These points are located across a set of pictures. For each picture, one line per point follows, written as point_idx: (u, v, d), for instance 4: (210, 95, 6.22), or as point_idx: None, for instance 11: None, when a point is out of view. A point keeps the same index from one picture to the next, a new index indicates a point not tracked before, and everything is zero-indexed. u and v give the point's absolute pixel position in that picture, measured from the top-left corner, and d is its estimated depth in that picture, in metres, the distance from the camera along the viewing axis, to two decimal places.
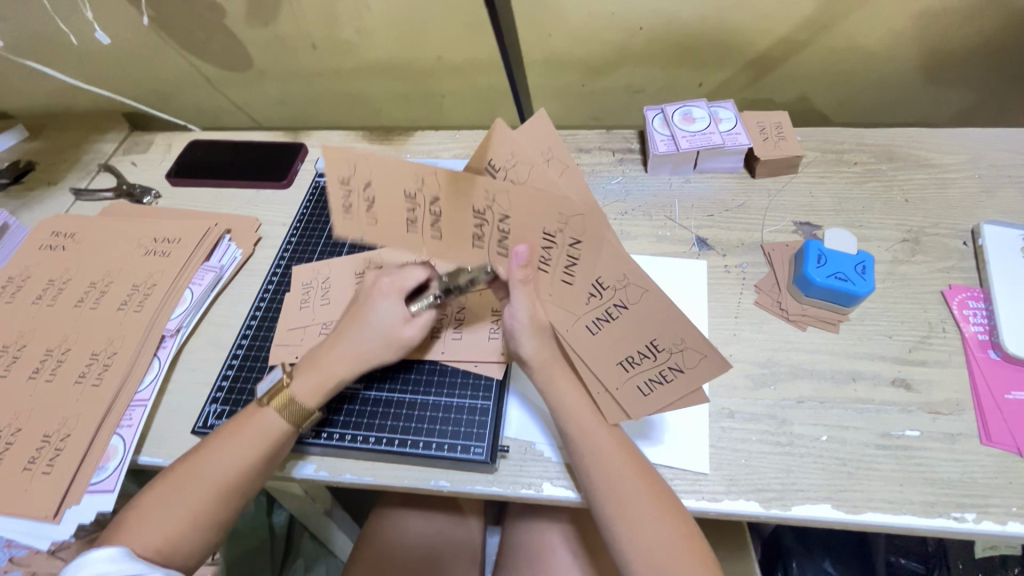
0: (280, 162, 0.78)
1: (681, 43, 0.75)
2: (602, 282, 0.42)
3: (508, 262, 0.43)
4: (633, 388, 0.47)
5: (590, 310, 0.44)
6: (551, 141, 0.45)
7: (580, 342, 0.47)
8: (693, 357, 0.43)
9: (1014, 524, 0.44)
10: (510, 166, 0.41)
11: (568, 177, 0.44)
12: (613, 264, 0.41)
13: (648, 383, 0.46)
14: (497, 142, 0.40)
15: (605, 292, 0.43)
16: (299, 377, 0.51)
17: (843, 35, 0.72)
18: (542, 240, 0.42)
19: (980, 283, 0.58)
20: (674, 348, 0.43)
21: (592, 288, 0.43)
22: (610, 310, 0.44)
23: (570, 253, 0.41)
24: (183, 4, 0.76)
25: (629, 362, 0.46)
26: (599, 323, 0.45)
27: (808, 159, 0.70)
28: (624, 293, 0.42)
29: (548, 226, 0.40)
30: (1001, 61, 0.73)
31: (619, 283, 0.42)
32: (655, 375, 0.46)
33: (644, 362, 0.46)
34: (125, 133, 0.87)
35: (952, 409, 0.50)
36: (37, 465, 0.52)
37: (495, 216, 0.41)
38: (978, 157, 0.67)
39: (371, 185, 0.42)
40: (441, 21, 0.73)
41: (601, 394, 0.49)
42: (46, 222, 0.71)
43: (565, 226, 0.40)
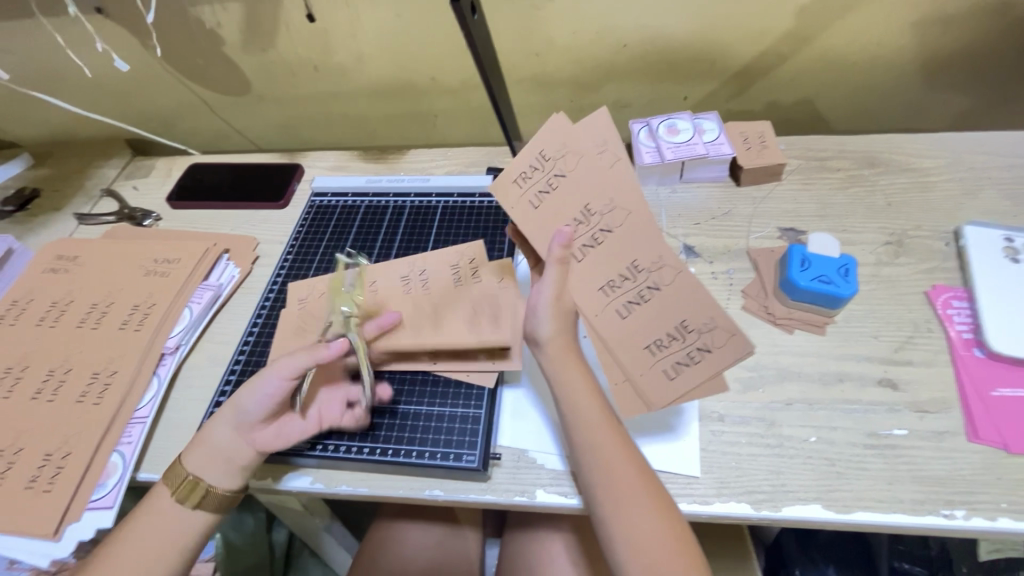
0: (277, 182, 0.80)
1: (664, 58, 0.77)
2: (637, 265, 0.47)
3: (551, 240, 0.48)
4: (660, 373, 0.47)
5: (623, 291, 0.47)
6: (606, 135, 0.47)
7: (608, 326, 0.48)
8: (720, 337, 0.45)
9: (1004, 519, 0.45)
10: (562, 155, 0.48)
11: (618, 170, 0.47)
12: (650, 247, 0.46)
13: (674, 367, 0.46)
14: (554, 133, 0.48)
15: (639, 274, 0.47)
16: (191, 449, 0.51)
17: (820, 46, 0.74)
18: (578, 219, 0.48)
19: (963, 283, 0.59)
20: (701, 329, 0.46)
21: (625, 271, 0.47)
22: (644, 293, 0.47)
23: (598, 234, 0.47)
24: (184, 33, 0.79)
25: (657, 346, 0.47)
26: (631, 305, 0.47)
27: (792, 167, 0.72)
28: (658, 275, 0.46)
29: (591, 206, 0.47)
30: (977, 67, 0.75)
31: (654, 266, 0.46)
32: (682, 358, 0.46)
33: (672, 344, 0.47)
34: (128, 158, 0.89)
35: (939, 407, 0.51)
36: (38, 483, 0.53)
37: (552, 170, 0.49)
38: (959, 161, 0.69)
39: None
40: (431, 43, 0.76)
41: (622, 382, 0.49)
42: (50, 246, 0.73)
43: (609, 212, 0.47)
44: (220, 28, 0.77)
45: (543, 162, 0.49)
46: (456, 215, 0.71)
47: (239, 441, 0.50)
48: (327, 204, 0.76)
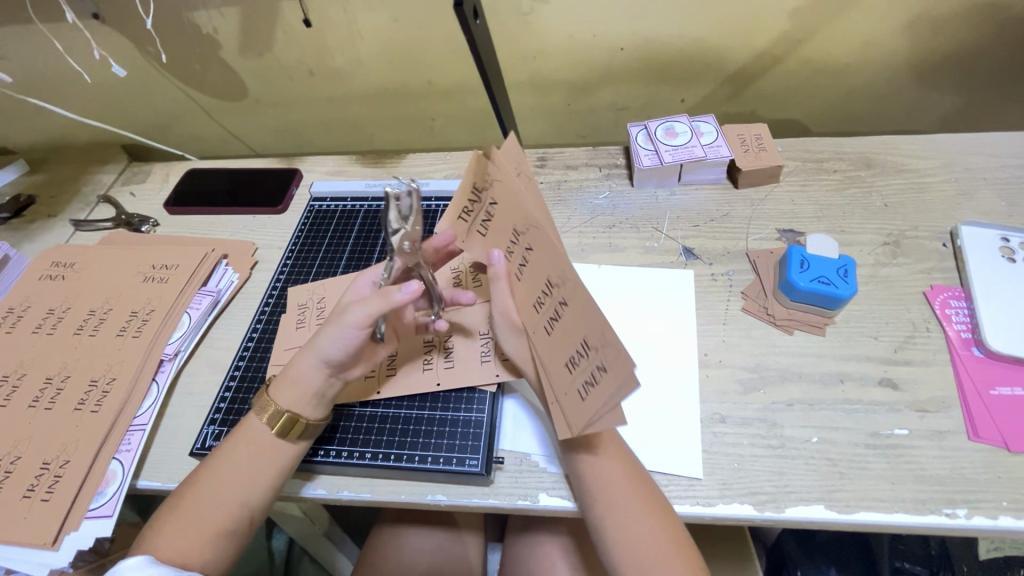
0: (276, 187, 0.80)
1: (661, 61, 0.78)
2: (551, 282, 0.40)
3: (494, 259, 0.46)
4: (577, 398, 0.40)
5: (547, 308, 0.42)
6: (520, 158, 0.43)
7: (542, 344, 0.44)
8: (613, 356, 0.35)
9: (1005, 518, 0.45)
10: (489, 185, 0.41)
11: (530, 197, 0.41)
12: (556, 261, 0.39)
13: (585, 387, 0.39)
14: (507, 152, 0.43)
15: (553, 290, 0.40)
16: (282, 386, 0.50)
17: (815, 49, 0.75)
18: (511, 244, 0.43)
19: (961, 282, 0.59)
20: (599, 346, 0.37)
21: (546, 285, 0.41)
22: (558, 309, 0.40)
23: (524, 255, 0.42)
24: (181, 38, 0.79)
25: (571, 367, 0.41)
26: (552, 322, 0.42)
27: (789, 169, 0.72)
28: (566, 290, 0.39)
29: (515, 228, 0.42)
30: (970, 69, 0.76)
31: (563, 281, 0.39)
32: (584, 384, 0.39)
33: (582, 361, 0.39)
34: (124, 164, 0.89)
35: (939, 406, 0.51)
36: (36, 492, 0.52)
37: (483, 203, 0.42)
38: (953, 161, 0.70)
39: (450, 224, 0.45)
40: (430, 47, 0.76)
41: (553, 404, 0.44)
42: (47, 253, 0.73)
43: (528, 233, 0.41)
44: (217, 33, 0.77)
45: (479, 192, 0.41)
46: None
47: (330, 379, 0.50)
48: (326, 208, 0.76)
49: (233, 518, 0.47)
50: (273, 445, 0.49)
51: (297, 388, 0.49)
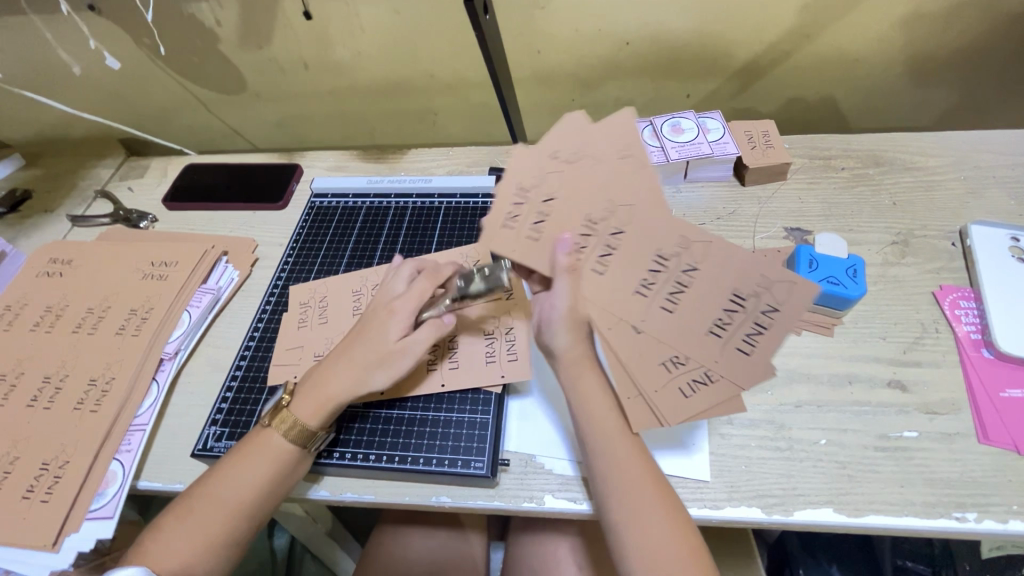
0: (276, 183, 0.79)
1: (667, 56, 0.77)
2: (663, 254, 0.42)
3: (553, 250, 0.42)
4: (674, 391, 0.44)
5: (658, 288, 0.42)
6: (584, 136, 0.43)
7: (622, 341, 0.44)
8: (782, 291, 0.40)
9: (1016, 522, 0.44)
10: (570, 158, 0.43)
11: (642, 176, 0.41)
12: (670, 231, 0.41)
13: (690, 386, 0.44)
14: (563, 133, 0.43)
15: (667, 263, 0.42)
16: (302, 396, 0.50)
17: (824, 44, 0.74)
18: (585, 234, 0.42)
19: (970, 283, 0.59)
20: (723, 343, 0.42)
21: (654, 264, 0.42)
22: (681, 279, 0.42)
23: (609, 241, 0.42)
24: (179, 30, 0.77)
25: (674, 362, 0.44)
26: (674, 297, 0.42)
27: (797, 166, 0.71)
28: (687, 256, 0.41)
29: (591, 214, 0.42)
30: (981, 65, 0.75)
31: (678, 249, 0.41)
32: (698, 376, 0.43)
33: (733, 319, 0.41)
34: (122, 158, 0.88)
35: (949, 409, 0.51)
36: (35, 493, 0.52)
37: (537, 197, 0.43)
38: (963, 159, 0.69)
39: (549, 202, 0.43)
40: (432, 41, 0.75)
41: (633, 398, 0.46)
42: (44, 249, 0.72)
43: (611, 215, 0.42)
44: (216, 25, 0.76)
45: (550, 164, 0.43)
46: (459, 216, 0.70)
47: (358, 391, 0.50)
48: (327, 204, 0.75)
49: (236, 525, 0.46)
50: (286, 454, 0.49)
51: (316, 398, 0.50)
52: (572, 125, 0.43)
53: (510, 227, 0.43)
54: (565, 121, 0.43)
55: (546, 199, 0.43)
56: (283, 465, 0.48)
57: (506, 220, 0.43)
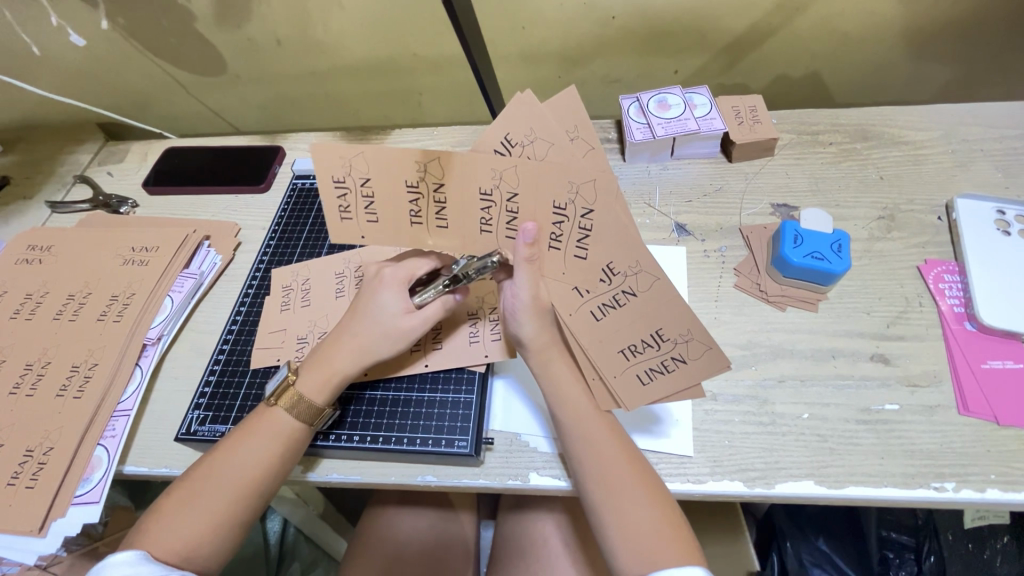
0: (258, 166, 0.78)
1: (655, 31, 0.75)
2: (614, 268, 0.43)
3: (516, 240, 0.43)
4: (632, 378, 0.46)
5: (596, 294, 0.45)
6: (536, 119, 0.40)
7: (583, 329, 0.46)
8: (697, 350, 0.44)
9: (993, 491, 0.45)
10: (528, 141, 0.41)
11: (591, 159, 0.41)
12: (626, 252, 0.42)
13: (648, 372, 0.46)
14: (514, 118, 0.41)
15: (614, 277, 0.44)
16: (304, 373, 0.50)
17: (813, 16, 0.72)
18: (557, 221, 0.42)
19: (955, 256, 0.58)
20: (679, 340, 0.44)
21: (603, 274, 0.44)
22: (618, 297, 0.44)
23: (577, 232, 0.42)
24: (153, 9, 0.75)
25: (631, 351, 0.46)
26: (605, 308, 0.45)
27: (784, 142, 0.70)
28: (634, 280, 0.43)
29: (558, 201, 0.41)
30: (972, 36, 0.74)
31: (630, 269, 0.43)
32: (656, 365, 0.45)
33: (647, 350, 0.45)
34: (101, 143, 0.86)
35: (930, 380, 0.51)
36: (20, 480, 0.52)
37: (429, 187, 0.41)
38: (951, 133, 0.68)
39: (516, 198, 0.42)
40: (414, 18, 0.73)
41: (597, 380, 0.48)
42: (22, 236, 0.71)
43: (577, 197, 0.41)
44: (189, 3, 0.73)
45: (508, 151, 0.42)
46: None
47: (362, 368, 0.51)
48: (309, 186, 0.74)
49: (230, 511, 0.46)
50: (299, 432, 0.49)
51: (325, 374, 0.49)
52: (526, 108, 0.40)
53: (489, 232, 0.44)
54: (514, 103, 0.40)
55: (512, 196, 0.42)
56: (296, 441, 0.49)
57: (482, 225, 0.44)
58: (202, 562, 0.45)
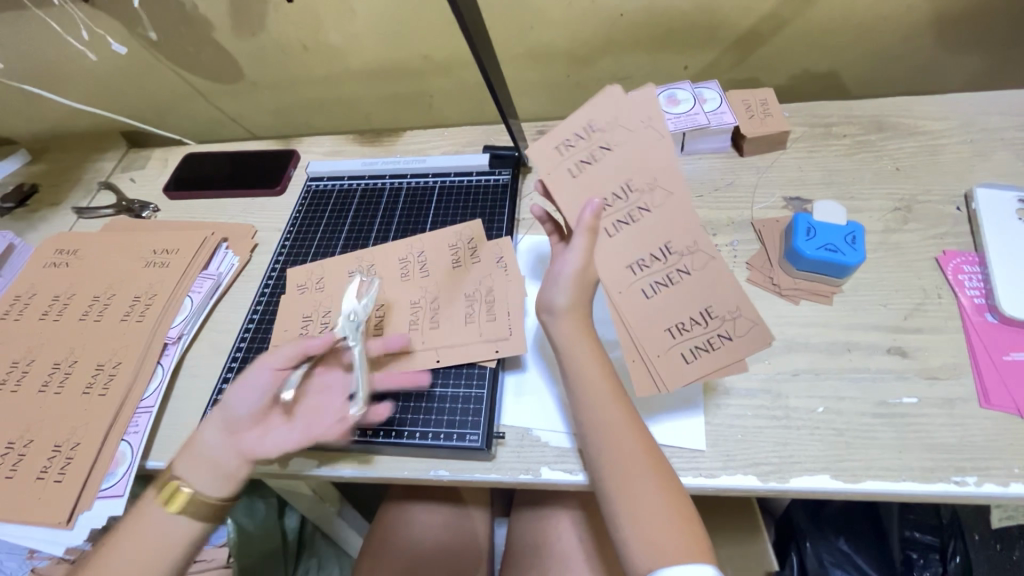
0: (273, 169, 0.80)
1: (663, 27, 0.75)
2: (670, 247, 0.46)
3: (582, 210, 0.45)
4: (676, 356, 0.46)
5: (650, 272, 0.46)
6: (620, 109, 0.46)
7: (633, 307, 0.46)
8: (744, 326, 0.45)
9: (1017, 485, 0.44)
10: (607, 127, 0.46)
11: (662, 146, 0.45)
12: (685, 231, 0.45)
13: (693, 351, 0.46)
14: (600, 109, 0.47)
15: (669, 256, 0.46)
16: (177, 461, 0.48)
17: (825, 8, 0.71)
18: (616, 194, 0.46)
19: (975, 247, 0.57)
20: (727, 316, 0.45)
21: (657, 253, 0.46)
22: (671, 276, 0.46)
23: (634, 211, 0.46)
24: (173, 18, 0.77)
25: (679, 328, 0.46)
26: (656, 287, 0.46)
27: (796, 135, 0.70)
28: (689, 260, 0.46)
29: (632, 181, 0.46)
30: (992, 23, 0.72)
31: (686, 250, 0.46)
32: (702, 342, 0.46)
33: (694, 328, 0.46)
34: (124, 150, 0.89)
35: (950, 373, 0.50)
36: (49, 474, 0.53)
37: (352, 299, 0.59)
38: (970, 122, 0.67)
39: (590, 167, 0.46)
40: (424, 20, 0.74)
41: (636, 360, 0.46)
42: (51, 241, 0.73)
43: (650, 191, 0.45)
44: (207, 12, 0.76)
45: (587, 134, 0.47)
46: (453, 196, 0.70)
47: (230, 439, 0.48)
48: (323, 187, 0.75)
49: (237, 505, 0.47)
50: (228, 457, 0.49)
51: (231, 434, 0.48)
52: (611, 99, 0.47)
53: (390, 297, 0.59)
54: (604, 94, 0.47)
55: (587, 163, 0.46)
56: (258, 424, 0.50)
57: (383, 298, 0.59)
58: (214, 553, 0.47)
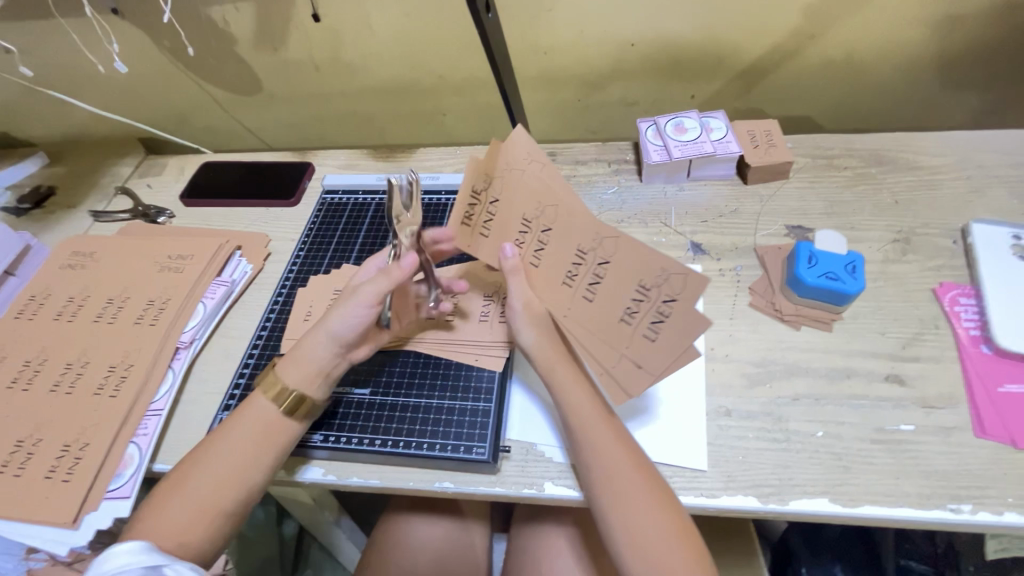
0: (288, 181, 0.81)
1: (672, 57, 0.78)
2: (582, 247, 0.46)
3: (501, 259, 0.49)
4: (640, 340, 0.46)
5: (581, 277, 0.47)
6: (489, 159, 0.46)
7: (576, 324, 0.48)
8: (679, 282, 0.43)
9: (1011, 514, 0.45)
10: (487, 183, 0.47)
11: (550, 173, 0.48)
12: (583, 228, 0.45)
13: (650, 332, 0.45)
14: (470, 173, 0.45)
15: (586, 253, 0.46)
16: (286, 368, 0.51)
17: (828, 44, 0.74)
18: (522, 230, 0.48)
19: (971, 280, 0.59)
20: (660, 281, 0.44)
21: (578, 255, 0.47)
22: (597, 270, 0.46)
23: (542, 237, 0.48)
24: (198, 31, 0.80)
25: (629, 312, 0.46)
26: (593, 286, 0.47)
27: (799, 165, 0.72)
28: (601, 249, 0.46)
29: (527, 213, 0.47)
30: (987, 66, 0.75)
31: (594, 242, 0.46)
32: (654, 319, 0.45)
33: (640, 308, 0.45)
34: (141, 156, 0.91)
35: (946, 402, 0.51)
36: (57, 473, 0.54)
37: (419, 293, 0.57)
38: (966, 159, 0.69)
39: (491, 217, 0.48)
40: (442, 42, 0.77)
41: (602, 375, 0.48)
42: (67, 243, 0.75)
43: (541, 213, 0.47)
44: (231, 26, 0.78)
45: (476, 200, 0.47)
46: None
47: (339, 358, 0.52)
48: (337, 201, 0.77)
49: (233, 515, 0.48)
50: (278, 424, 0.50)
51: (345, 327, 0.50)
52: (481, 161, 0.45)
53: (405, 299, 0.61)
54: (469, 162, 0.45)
55: (489, 216, 0.48)
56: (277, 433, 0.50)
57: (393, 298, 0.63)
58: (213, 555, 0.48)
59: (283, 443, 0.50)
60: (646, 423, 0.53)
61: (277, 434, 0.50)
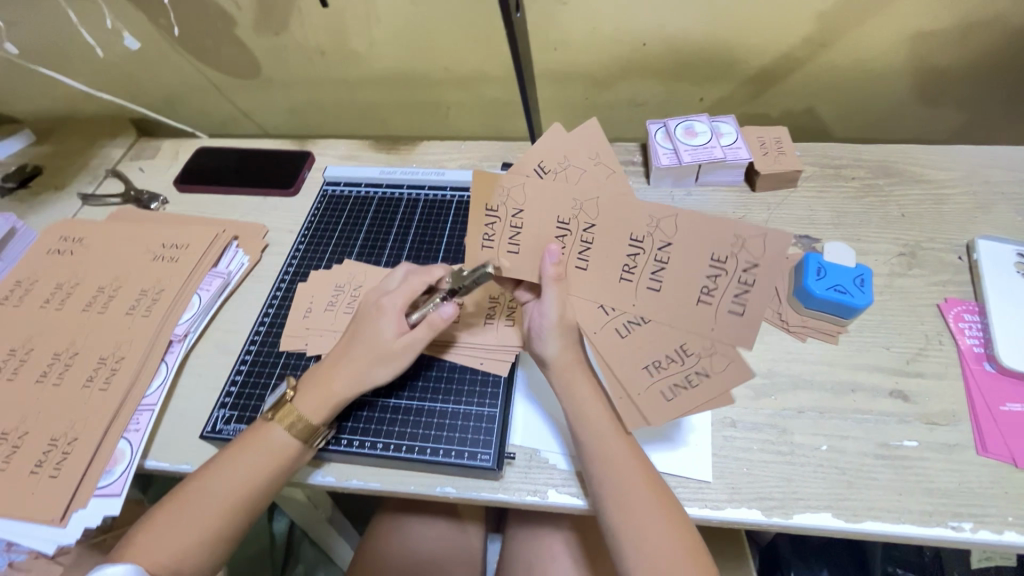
0: (287, 170, 0.79)
1: (683, 59, 0.77)
2: (636, 235, 0.44)
3: (542, 261, 0.45)
4: (657, 394, 0.46)
5: (641, 269, 0.45)
6: (542, 153, 0.45)
7: (608, 345, 0.47)
8: (758, 245, 0.41)
9: (1010, 533, 0.45)
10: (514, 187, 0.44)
11: (613, 180, 0.44)
12: (636, 215, 0.43)
13: (671, 389, 0.46)
14: (485, 189, 0.44)
15: (644, 243, 0.44)
16: (303, 392, 0.51)
17: (841, 52, 0.73)
18: (559, 233, 0.45)
19: (975, 296, 0.59)
20: (735, 252, 0.41)
21: (632, 247, 0.44)
22: (658, 257, 0.44)
23: (585, 236, 0.45)
24: (196, 11, 0.77)
25: (707, 291, 0.43)
26: (655, 277, 0.44)
27: (807, 173, 0.72)
28: (660, 232, 0.43)
29: (561, 216, 0.44)
30: (995, 81, 0.75)
31: (649, 228, 0.43)
32: (680, 380, 0.45)
33: (671, 365, 0.45)
34: (133, 138, 0.88)
35: (949, 419, 0.51)
36: (44, 468, 0.52)
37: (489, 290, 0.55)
38: (972, 174, 0.69)
39: (521, 214, 0.45)
40: (450, 34, 0.75)
41: (623, 399, 0.47)
42: (55, 226, 0.72)
43: (579, 212, 0.44)
44: (231, 8, 0.75)
45: (497, 212, 0.45)
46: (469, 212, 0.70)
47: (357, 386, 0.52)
48: (339, 193, 0.75)
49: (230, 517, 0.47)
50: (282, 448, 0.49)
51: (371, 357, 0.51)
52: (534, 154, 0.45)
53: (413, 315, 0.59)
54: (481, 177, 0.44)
55: (517, 212, 0.45)
56: (287, 457, 0.49)
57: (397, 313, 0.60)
58: (208, 557, 0.47)
59: (291, 466, 0.49)
60: (675, 449, 0.51)
61: (282, 460, 0.49)
